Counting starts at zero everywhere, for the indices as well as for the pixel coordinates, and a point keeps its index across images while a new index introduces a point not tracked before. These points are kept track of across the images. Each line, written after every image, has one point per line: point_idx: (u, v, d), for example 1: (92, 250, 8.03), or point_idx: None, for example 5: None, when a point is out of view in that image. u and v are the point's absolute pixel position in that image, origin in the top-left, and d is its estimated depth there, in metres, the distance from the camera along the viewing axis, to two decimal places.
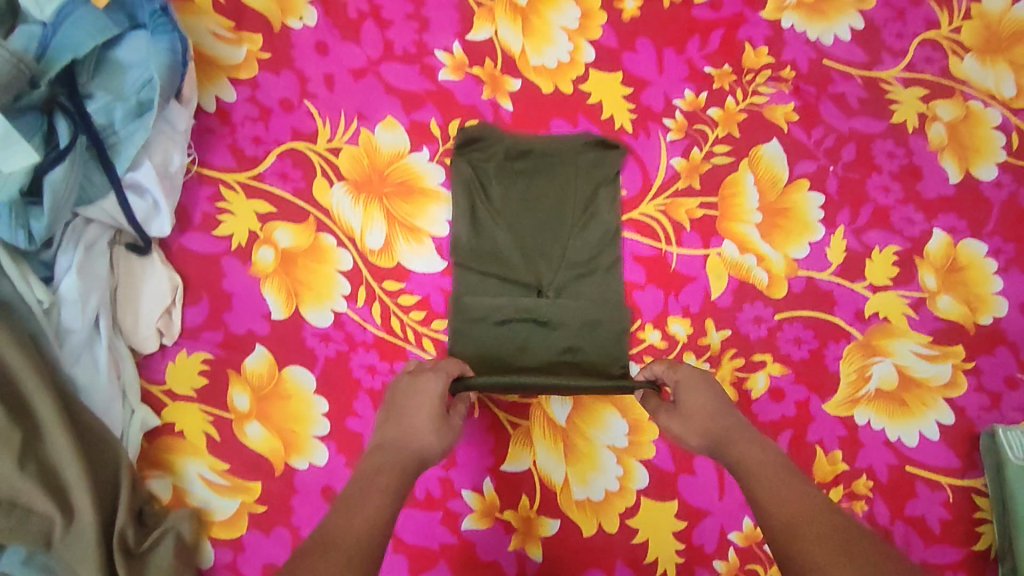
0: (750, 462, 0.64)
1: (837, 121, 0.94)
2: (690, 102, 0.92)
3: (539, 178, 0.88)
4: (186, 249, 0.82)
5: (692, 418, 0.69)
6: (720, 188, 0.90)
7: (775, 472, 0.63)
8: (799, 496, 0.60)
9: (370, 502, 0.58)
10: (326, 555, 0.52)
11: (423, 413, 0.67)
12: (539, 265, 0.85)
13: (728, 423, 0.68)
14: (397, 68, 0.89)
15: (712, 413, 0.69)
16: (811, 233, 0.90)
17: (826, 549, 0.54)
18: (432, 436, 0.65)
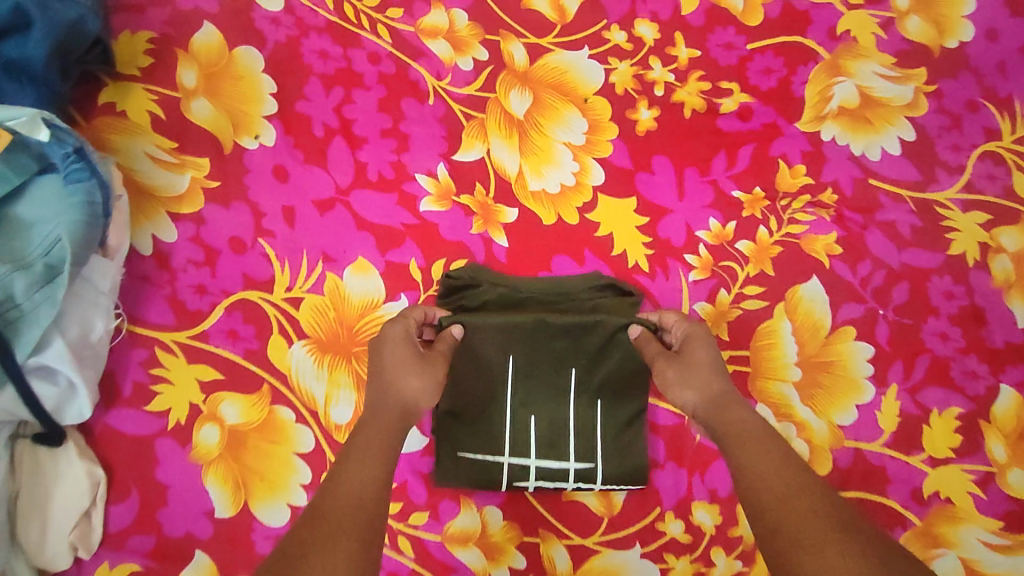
0: (738, 424, 0.58)
1: (886, 254, 0.81)
2: (715, 235, 0.79)
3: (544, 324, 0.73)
4: (113, 430, 0.69)
5: (691, 371, 0.64)
6: (753, 339, 0.78)
7: (760, 440, 0.56)
8: (784, 467, 0.53)
9: (348, 477, 0.50)
10: (312, 529, 0.46)
11: (405, 356, 0.62)
12: (544, 432, 0.73)
13: (720, 369, 0.64)
14: (372, 197, 0.75)
15: (710, 369, 0.64)
16: (859, 394, 0.78)
17: (816, 530, 0.47)
18: (420, 385, 0.60)
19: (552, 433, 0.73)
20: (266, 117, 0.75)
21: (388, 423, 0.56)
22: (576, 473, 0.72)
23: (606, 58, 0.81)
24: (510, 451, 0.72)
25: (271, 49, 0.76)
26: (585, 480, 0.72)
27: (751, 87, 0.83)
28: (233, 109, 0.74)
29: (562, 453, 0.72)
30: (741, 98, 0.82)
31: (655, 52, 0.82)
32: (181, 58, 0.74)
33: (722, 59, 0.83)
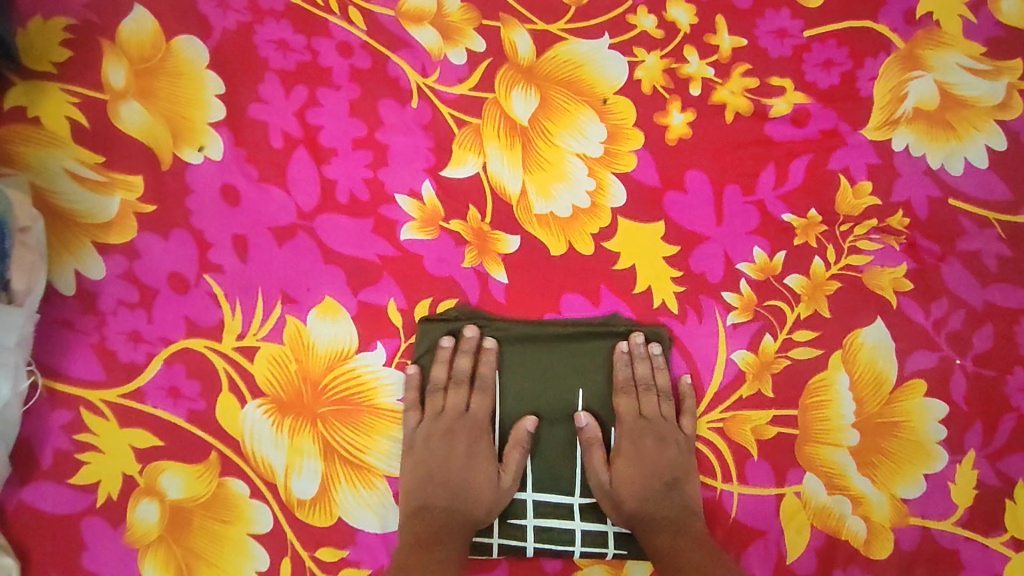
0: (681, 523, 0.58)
1: (966, 291, 0.66)
2: (760, 267, 0.65)
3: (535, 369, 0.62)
4: (30, 508, 0.56)
5: (631, 475, 0.59)
6: (803, 395, 0.64)
7: (686, 538, 0.56)
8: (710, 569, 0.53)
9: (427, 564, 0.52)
10: None
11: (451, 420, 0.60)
12: (542, 489, 0.61)
13: (676, 459, 0.60)
14: (341, 224, 0.62)
15: (655, 453, 0.60)
16: (929, 463, 0.63)
17: None
18: (489, 480, 0.58)
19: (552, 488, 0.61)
20: (212, 124, 0.62)
21: (456, 517, 0.56)
22: (582, 535, 0.60)
23: (631, 48, 0.67)
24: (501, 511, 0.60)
25: (217, 39, 0.63)
26: (595, 544, 0.60)
27: (808, 84, 0.68)
28: (172, 115, 0.61)
29: (567, 510, 0.61)
30: (796, 98, 0.68)
31: (691, 40, 0.68)
32: (107, 51, 0.62)
33: (772, 50, 0.68)
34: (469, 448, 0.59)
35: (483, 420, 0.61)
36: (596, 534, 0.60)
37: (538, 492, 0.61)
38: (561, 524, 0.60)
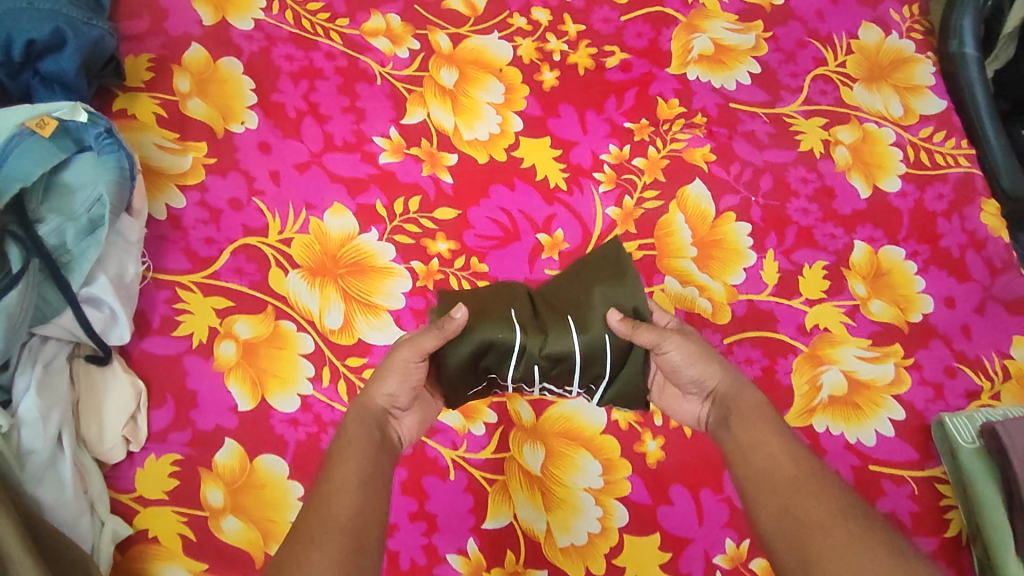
0: (749, 410, 0.72)
1: (750, 155, 1.01)
2: (615, 156, 0.99)
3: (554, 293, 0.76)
4: (149, 354, 0.83)
5: (712, 366, 0.75)
6: (656, 229, 0.96)
7: (763, 440, 0.68)
8: (782, 441, 0.68)
9: (344, 475, 0.63)
10: (325, 521, 0.59)
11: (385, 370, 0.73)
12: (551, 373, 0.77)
13: (729, 381, 0.75)
14: (339, 158, 0.94)
15: (703, 363, 0.75)
16: (744, 260, 0.95)
17: (791, 471, 0.65)
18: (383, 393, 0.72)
19: (552, 380, 0.78)
20: (248, 107, 0.95)
21: (361, 430, 0.69)
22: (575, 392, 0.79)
23: (512, 38, 1.04)
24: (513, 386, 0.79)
25: (247, 57, 0.98)
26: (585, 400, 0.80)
27: (628, 47, 1.06)
28: (222, 105, 0.95)
29: (564, 395, 0.79)
30: (622, 56, 1.05)
31: (550, 29, 1.06)
32: (176, 72, 0.96)
33: (602, 30, 1.07)
34: (376, 376, 0.73)
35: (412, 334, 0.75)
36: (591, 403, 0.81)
37: (544, 382, 0.77)
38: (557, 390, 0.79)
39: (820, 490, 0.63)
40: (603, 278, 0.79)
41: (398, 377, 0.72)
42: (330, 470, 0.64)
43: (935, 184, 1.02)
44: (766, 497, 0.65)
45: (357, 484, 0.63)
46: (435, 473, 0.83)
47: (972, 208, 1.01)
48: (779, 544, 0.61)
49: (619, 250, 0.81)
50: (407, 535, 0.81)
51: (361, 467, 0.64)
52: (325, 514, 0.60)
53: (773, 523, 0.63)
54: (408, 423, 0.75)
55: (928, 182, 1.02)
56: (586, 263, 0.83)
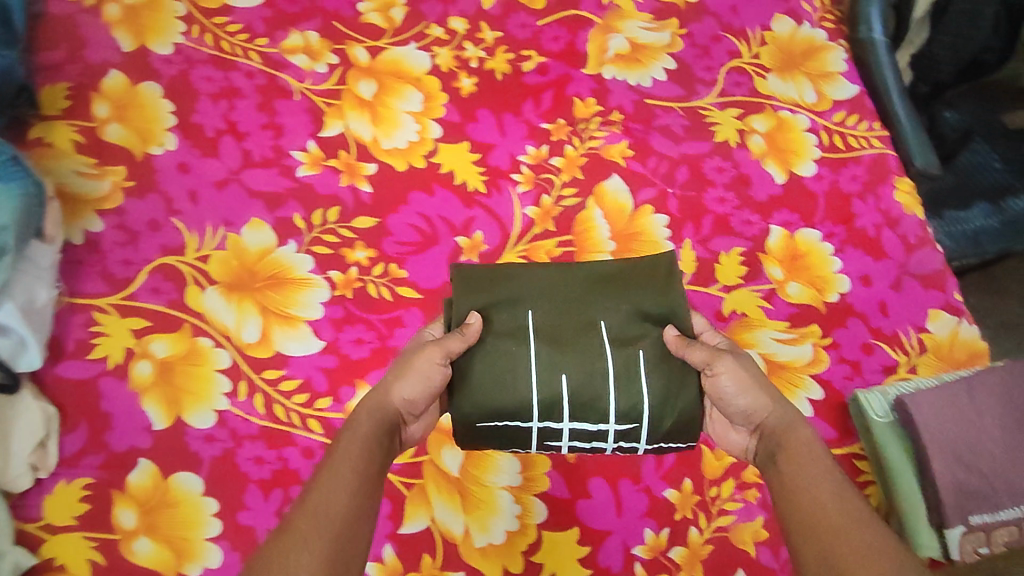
0: (798, 444, 0.71)
1: (667, 149, 1.02)
2: (533, 156, 1.00)
3: (567, 317, 0.82)
4: (63, 379, 0.83)
5: (762, 397, 0.76)
6: (574, 225, 0.97)
7: (811, 474, 0.69)
8: (827, 477, 0.67)
9: (338, 476, 0.66)
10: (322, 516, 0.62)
11: (411, 376, 0.75)
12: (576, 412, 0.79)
13: (778, 412, 0.75)
14: (259, 174, 0.94)
15: (752, 389, 0.76)
16: (661, 251, 0.96)
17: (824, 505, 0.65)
18: (405, 394, 0.75)
19: (587, 415, 0.79)
20: (168, 129, 0.96)
21: (376, 434, 0.71)
22: (616, 433, 0.80)
23: (430, 48, 1.04)
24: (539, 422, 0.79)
25: (166, 80, 0.98)
26: (629, 438, 0.80)
27: (545, 50, 1.07)
28: (140, 128, 0.96)
29: (603, 434, 0.79)
30: (539, 60, 1.06)
31: (468, 36, 1.06)
32: (94, 98, 0.96)
33: (519, 36, 1.08)
34: (397, 371, 0.76)
35: (431, 363, 0.76)
36: (631, 436, 0.80)
37: (573, 419, 0.79)
38: (597, 427, 0.79)
39: (862, 534, 0.61)
40: (640, 290, 0.84)
41: (420, 382, 0.76)
42: (331, 463, 0.67)
43: (849, 166, 1.04)
44: (803, 532, 0.64)
45: (356, 488, 0.65)
46: None
47: (886, 187, 1.03)
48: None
49: (667, 264, 0.86)
50: None
51: (359, 466, 0.67)
52: (320, 510, 0.63)
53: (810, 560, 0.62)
54: (415, 428, 0.79)
55: (842, 164, 1.04)
56: (629, 270, 0.86)
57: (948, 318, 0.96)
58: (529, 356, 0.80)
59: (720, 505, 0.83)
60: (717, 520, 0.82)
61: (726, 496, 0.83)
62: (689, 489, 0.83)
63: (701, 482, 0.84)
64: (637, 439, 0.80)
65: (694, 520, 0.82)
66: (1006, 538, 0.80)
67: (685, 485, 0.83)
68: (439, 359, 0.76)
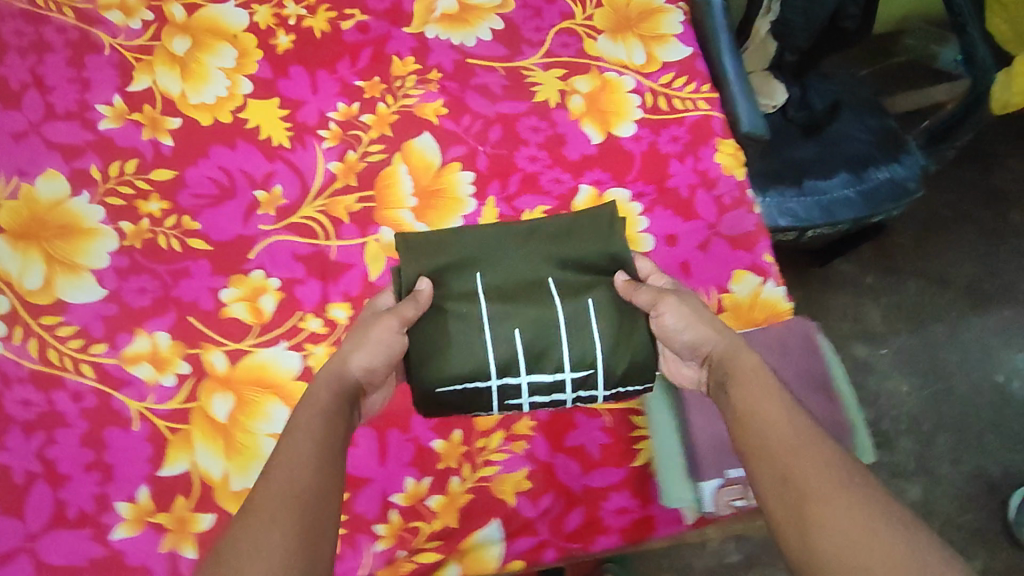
0: (745, 369, 0.71)
1: (483, 108, 1.01)
2: (343, 113, 0.99)
3: (512, 275, 0.85)
4: None
5: (705, 329, 0.76)
6: (377, 181, 0.96)
7: (769, 397, 0.67)
8: (777, 407, 0.67)
9: (287, 454, 0.60)
10: (251, 508, 0.56)
11: (377, 327, 0.75)
12: (530, 371, 0.82)
13: (723, 346, 0.74)
14: (60, 126, 0.94)
15: (708, 325, 0.76)
16: (463, 207, 0.96)
17: (785, 456, 0.62)
18: (359, 361, 0.72)
19: (541, 367, 0.82)
20: None
21: (327, 389, 0.68)
22: (572, 382, 0.82)
23: (249, 6, 1.04)
24: (497, 394, 0.81)
25: None
26: (589, 386, 0.82)
27: (369, 9, 1.06)
28: None
29: (560, 385, 0.82)
30: (360, 18, 1.05)
31: None
32: None
33: None
34: (359, 326, 0.77)
35: (399, 313, 0.77)
36: (589, 387, 0.83)
37: (529, 374, 0.82)
38: (554, 377, 0.82)
39: (815, 459, 0.61)
40: (579, 240, 0.87)
41: (379, 352, 0.74)
42: (286, 433, 0.63)
43: (670, 127, 1.02)
44: (759, 461, 0.64)
45: (314, 465, 0.60)
46: (118, 424, 0.84)
47: (707, 149, 1.01)
48: (775, 508, 0.61)
49: (608, 214, 0.89)
50: (79, 485, 0.81)
51: (319, 436, 0.62)
52: (272, 492, 0.57)
53: (769, 489, 0.62)
54: (375, 398, 0.77)
55: (662, 126, 1.02)
56: (578, 224, 0.88)
57: (753, 278, 0.96)
58: (481, 315, 0.82)
59: (487, 455, 0.85)
60: (481, 470, 0.84)
61: (494, 447, 0.85)
62: (458, 440, 0.85)
63: (471, 433, 0.85)
64: (594, 386, 0.83)
65: (457, 470, 0.84)
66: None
67: (455, 436, 0.85)
68: (393, 314, 0.77)
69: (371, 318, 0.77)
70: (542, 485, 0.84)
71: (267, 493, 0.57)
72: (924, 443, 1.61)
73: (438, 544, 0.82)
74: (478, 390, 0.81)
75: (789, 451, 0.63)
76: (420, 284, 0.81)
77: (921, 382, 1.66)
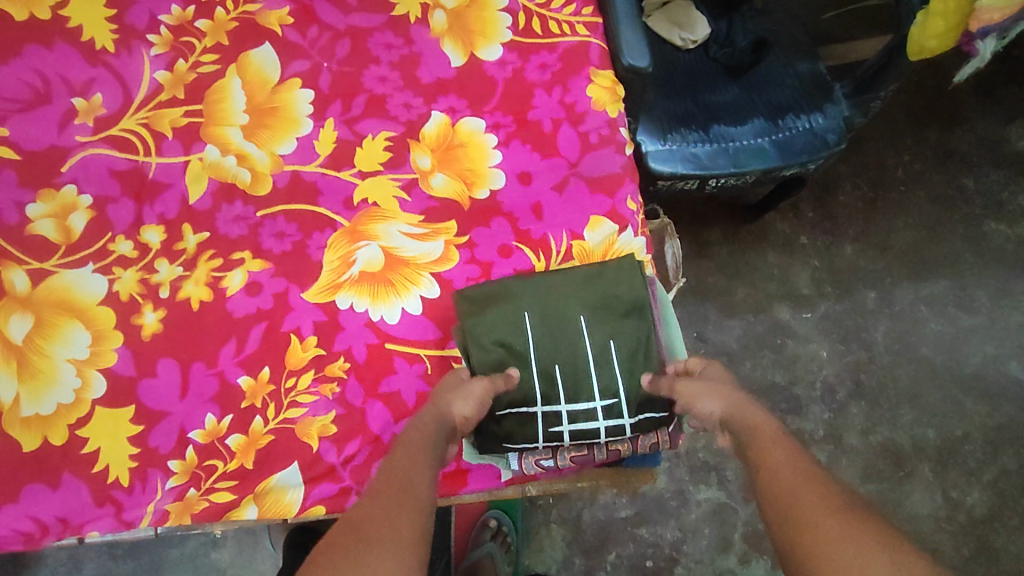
0: (767, 435, 0.61)
1: (333, 20, 0.93)
2: (176, 18, 0.91)
3: (554, 311, 0.79)
4: None
5: (716, 390, 0.68)
6: (206, 95, 0.88)
7: (782, 450, 0.59)
8: (802, 464, 0.57)
9: (403, 466, 0.59)
10: (376, 502, 0.55)
11: (456, 381, 0.72)
12: (569, 399, 0.77)
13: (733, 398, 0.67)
14: None
15: (719, 385, 0.69)
16: (298, 129, 0.88)
17: (800, 486, 0.54)
18: (464, 410, 0.68)
19: (579, 396, 0.77)
20: None
21: (430, 421, 0.66)
22: (604, 411, 0.77)
23: None
24: (542, 420, 0.77)
25: None
26: (613, 416, 0.77)
27: None
28: None
29: (591, 414, 0.77)
30: None
31: None
32: None
33: None
34: (452, 384, 0.71)
35: (492, 384, 0.71)
36: (618, 426, 0.77)
37: (568, 403, 0.77)
38: (587, 407, 0.77)
39: (823, 495, 0.53)
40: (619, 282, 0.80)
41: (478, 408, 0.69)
42: (396, 455, 0.61)
43: (540, 53, 0.93)
44: (788, 521, 0.53)
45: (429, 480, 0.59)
46: None
47: (578, 79, 0.92)
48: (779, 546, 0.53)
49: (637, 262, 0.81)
50: None
51: (425, 465, 0.60)
52: (398, 495, 0.56)
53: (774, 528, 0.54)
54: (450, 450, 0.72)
55: (532, 51, 0.93)
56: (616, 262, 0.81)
57: (609, 226, 0.86)
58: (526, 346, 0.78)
59: (293, 397, 0.77)
60: (286, 411, 0.76)
61: (301, 388, 0.77)
62: (265, 379, 0.77)
63: (280, 372, 0.77)
64: (619, 415, 0.77)
65: (261, 409, 0.76)
66: (569, 452, 0.79)
67: (262, 374, 0.77)
68: (489, 381, 0.71)
69: (461, 380, 0.72)
70: (348, 431, 0.76)
71: (393, 492, 0.56)
72: (836, 411, 1.45)
73: (232, 484, 0.75)
74: (505, 420, 0.76)
75: (787, 484, 0.55)
76: (509, 371, 0.75)
77: (843, 348, 1.48)
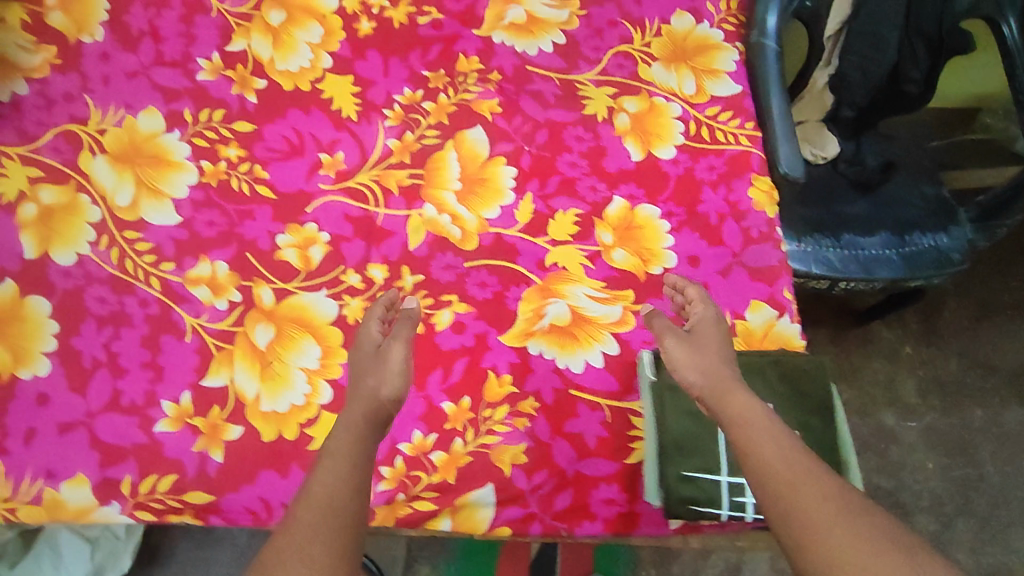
0: (741, 411, 0.76)
1: (535, 112, 1.09)
2: (407, 98, 1.09)
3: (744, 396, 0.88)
4: None
5: (705, 363, 0.83)
6: (428, 162, 1.05)
7: (766, 432, 0.73)
8: (778, 438, 0.72)
9: (322, 480, 0.69)
10: (304, 507, 0.67)
11: (366, 358, 0.85)
12: None
13: (719, 372, 0.81)
14: (165, 71, 1.07)
15: (712, 359, 0.83)
16: (502, 198, 1.03)
17: (789, 470, 0.68)
18: (390, 386, 0.81)
19: None
20: (98, 22, 1.08)
21: (356, 417, 0.77)
22: None
23: None
24: (725, 488, 0.84)
25: None
26: None
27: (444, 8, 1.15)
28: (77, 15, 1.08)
29: None
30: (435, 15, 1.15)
31: None
32: None
33: None
34: (367, 361, 0.84)
35: (392, 341, 0.86)
36: None
37: None
38: None
39: (813, 479, 0.67)
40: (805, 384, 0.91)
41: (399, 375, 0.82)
42: (309, 478, 0.71)
43: (708, 157, 1.08)
44: (779, 501, 0.67)
45: (355, 485, 0.70)
46: (174, 333, 0.92)
47: (741, 182, 1.06)
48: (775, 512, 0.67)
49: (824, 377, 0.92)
50: (136, 379, 0.90)
51: (336, 475, 0.70)
52: (313, 501, 0.67)
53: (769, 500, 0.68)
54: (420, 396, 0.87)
55: (702, 154, 1.08)
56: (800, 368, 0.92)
57: (768, 311, 0.98)
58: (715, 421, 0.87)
59: (489, 425, 0.88)
60: (483, 437, 0.88)
61: (497, 418, 0.88)
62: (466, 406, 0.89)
63: (479, 402, 0.89)
64: None
65: (461, 432, 0.87)
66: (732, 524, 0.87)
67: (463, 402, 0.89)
68: (393, 344, 0.85)
69: (386, 342, 0.87)
70: (536, 461, 0.87)
71: (309, 500, 0.68)
72: (943, 524, 1.45)
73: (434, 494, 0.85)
74: (692, 482, 0.83)
75: (777, 462, 0.69)
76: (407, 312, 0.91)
77: (950, 462, 1.50)
